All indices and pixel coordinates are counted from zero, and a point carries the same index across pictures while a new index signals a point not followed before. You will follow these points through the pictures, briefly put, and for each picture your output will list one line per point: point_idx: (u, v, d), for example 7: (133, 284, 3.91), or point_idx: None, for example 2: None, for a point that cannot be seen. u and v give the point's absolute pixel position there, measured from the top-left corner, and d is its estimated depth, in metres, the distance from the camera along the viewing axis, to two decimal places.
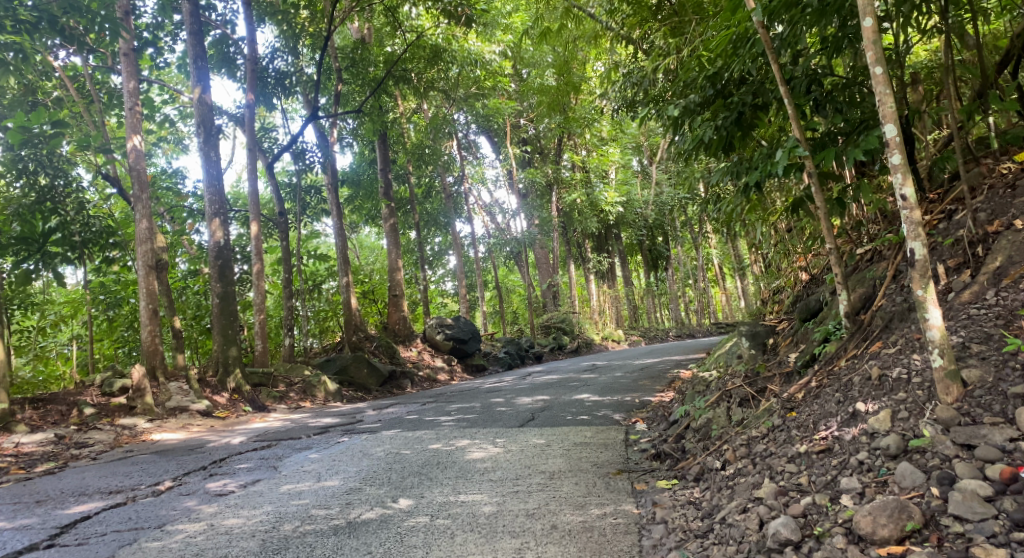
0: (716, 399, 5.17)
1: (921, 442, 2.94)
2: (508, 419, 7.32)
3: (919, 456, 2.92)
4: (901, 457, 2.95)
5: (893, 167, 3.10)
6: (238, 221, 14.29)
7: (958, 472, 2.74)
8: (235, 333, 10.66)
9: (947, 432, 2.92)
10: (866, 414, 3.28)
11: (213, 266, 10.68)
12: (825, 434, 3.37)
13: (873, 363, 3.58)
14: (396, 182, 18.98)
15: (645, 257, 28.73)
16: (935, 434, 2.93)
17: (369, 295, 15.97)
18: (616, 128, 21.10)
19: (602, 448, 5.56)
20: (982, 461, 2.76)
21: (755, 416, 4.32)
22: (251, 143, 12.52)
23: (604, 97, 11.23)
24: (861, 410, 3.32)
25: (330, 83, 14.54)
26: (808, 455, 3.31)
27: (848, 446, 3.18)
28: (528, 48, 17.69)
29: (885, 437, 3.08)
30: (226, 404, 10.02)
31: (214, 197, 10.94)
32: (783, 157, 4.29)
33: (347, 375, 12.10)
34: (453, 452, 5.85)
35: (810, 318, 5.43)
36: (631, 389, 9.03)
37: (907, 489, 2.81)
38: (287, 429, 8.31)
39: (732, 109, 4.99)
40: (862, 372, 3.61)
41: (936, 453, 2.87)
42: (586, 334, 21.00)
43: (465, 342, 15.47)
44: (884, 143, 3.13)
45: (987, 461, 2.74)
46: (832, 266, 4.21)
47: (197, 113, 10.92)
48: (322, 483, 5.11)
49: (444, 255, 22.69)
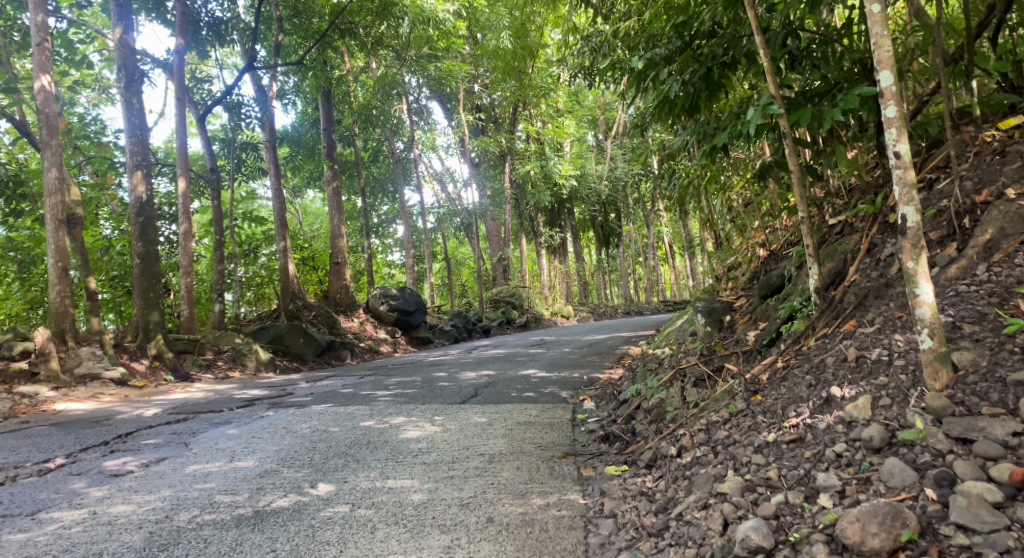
0: (670, 378, 4.87)
1: (910, 435, 2.62)
2: (450, 395, 6.87)
3: (907, 450, 2.60)
4: (886, 452, 2.63)
5: (887, 120, 2.78)
6: (167, 177, 13.30)
7: (959, 472, 2.42)
8: (158, 296, 9.91)
9: (940, 424, 2.61)
10: (843, 399, 2.95)
11: (134, 224, 9.82)
12: (795, 421, 3.03)
13: (848, 343, 3.27)
14: (341, 144, 18.10)
15: (597, 233, 28.50)
16: (927, 426, 2.62)
17: (309, 262, 15.21)
18: (572, 100, 20.63)
19: (548, 429, 5.17)
20: (983, 458, 2.44)
21: (714, 398, 3.97)
22: (181, 93, 11.49)
23: (560, 63, 10.71)
24: (836, 396, 3.00)
25: (270, 34, 13.59)
26: (777, 445, 2.98)
27: (822, 436, 2.86)
28: (484, 9, 16.92)
29: (866, 427, 2.76)
30: (145, 372, 9.27)
31: (136, 148, 9.99)
32: (755, 115, 3.89)
33: (281, 345, 11.41)
34: (387, 430, 5.36)
35: (771, 294, 5.13)
36: (579, 365, 8.68)
37: (896, 490, 2.49)
38: (208, 401, 7.66)
39: (701, 63, 4.57)
40: (836, 352, 3.29)
41: (927, 447, 2.56)
42: (535, 310, 20.68)
43: (410, 314, 14.91)
44: (879, 92, 2.80)
45: (989, 459, 2.43)
46: (804, 237, 3.86)
47: (119, 55, 9.90)
48: (234, 463, 4.58)
49: (391, 224, 21.96)
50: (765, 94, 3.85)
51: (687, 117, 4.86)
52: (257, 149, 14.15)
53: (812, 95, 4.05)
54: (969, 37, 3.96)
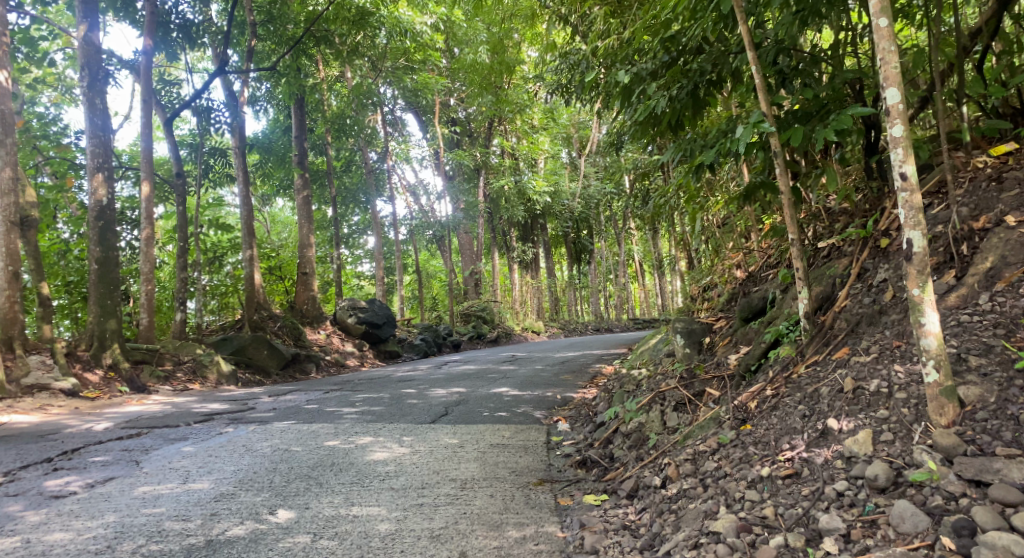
0: (649, 401, 4.72)
1: (920, 475, 2.54)
2: (420, 413, 6.63)
3: (916, 491, 2.52)
4: (894, 493, 2.55)
5: (894, 140, 2.75)
6: (129, 181, 12.82)
7: (980, 519, 2.33)
8: (115, 304, 9.49)
9: (951, 464, 2.54)
10: (842, 432, 2.88)
11: (92, 228, 9.38)
12: (790, 455, 2.94)
13: (844, 373, 3.18)
14: (312, 152, 17.74)
15: (569, 249, 28.44)
16: (937, 466, 2.54)
17: (275, 271, 14.79)
18: (548, 116, 20.60)
19: (522, 452, 4.96)
20: (1001, 503, 2.36)
21: (697, 425, 3.83)
22: (148, 94, 11.08)
23: (538, 78, 10.59)
24: (834, 428, 2.92)
25: (243, 39, 13.27)
26: (771, 480, 2.88)
27: (821, 472, 2.78)
28: (463, 23, 16.78)
29: (868, 464, 2.68)
30: (98, 383, 8.82)
31: (97, 149, 9.57)
32: (745, 132, 3.75)
33: (244, 356, 11.00)
34: (352, 451, 5.09)
35: (752, 317, 5.02)
36: (552, 384, 8.48)
37: (910, 537, 2.40)
38: (164, 415, 7.28)
39: (689, 78, 4.44)
40: (831, 382, 3.19)
41: (938, 489, 2.48)
42: (506, 325, 20.47)
43: (379, 327, 14.57)
44: (885, 110, 2.77)
45: (1007, 504, 2.34)
46: (794, 260, 3.73)
47: (82, 52, 9.48)
48: (188, 485, 4.25)
49: (362, 235, 21.58)
50: (755, 112, 3.73)
51: (672, 134, 4.72)
52: (225, 154, 13.74)
53: (802, 114, 3.95)
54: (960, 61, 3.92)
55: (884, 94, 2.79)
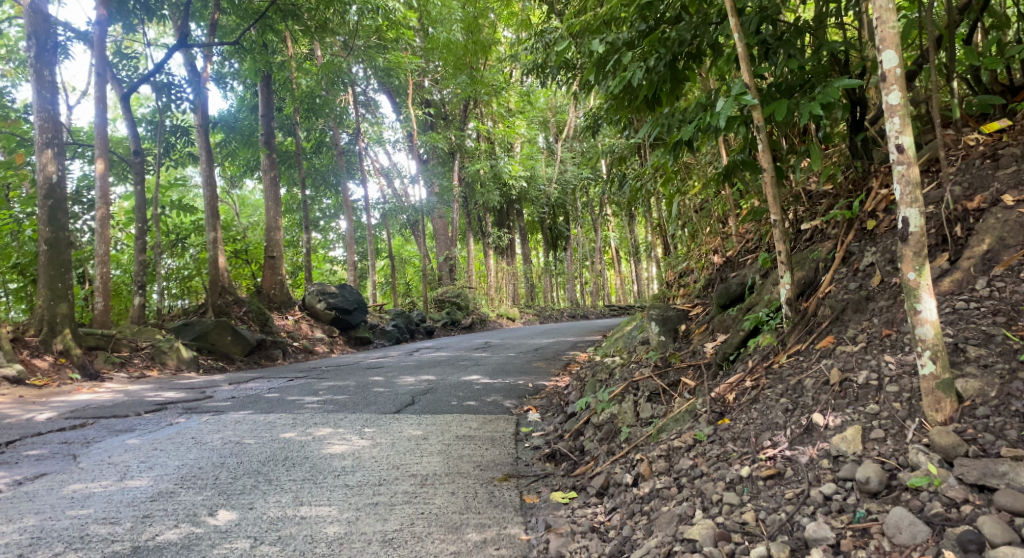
0: (622, 391, 4.51)
1: (918, 480, 2.34)
2: (385, 402, 6.35)
3: (912, 497, 2.32)
4: (887, 498, 2.35)
5: (890, 107, 2.60)
6: (83, 158, 12.20)
7: (986, 531, 2.13)
8: (67, 287, 9.02)
9: (951, 466, 2.35)
10: (827, 428, 2.69)
11: (41, 207, 8.86)
12: (771, 453, 2.73)
13: (829, 362, 2.98)
14: (281, 132, 17.16)
15: (546, 236, 28.18)
16: (936, 469, 2.35)
17: (241, 254, 14.28)
18: (524, 99, 20.27)
19: (490, 444, 4.73)
20: (1008, 512, 2.16)
21: (673, 418, 3.61)
22: (103, 68, 10.48)
23: (513, 58, 10.25)
24: (819, 424, 2.72)
25: (205, 13, 12.66)
26: (752, 481, 2.66)
27: (805, 472, 2.57)
28: (436, 2, 16.30)
29: (858, 465, 2.49)
30: (47, 370, 8.38)
31: (46, 123, 9.00)
32: (726, 104, 3.50)
33: (206, 342, 10.56)
34: (309, 444, 4.79)
35: (729, 303, 4.80)
36: (525, 372, 8.25)
37: (906, 549, 2.20)
38: (114, 403, 6.90)
39: (668, 48, 4.16)
40: (815, 373, 2.99)
41: (939, 496, 2.28)
42: (480, 311, 20.20)
43: (349, 313, 14.18)
44: (882, 76, 2.62)
45: (1015, 513, 2.15)
46: (776, 243, 3.50)
47: (29, 20, 8.90)
48: (124, 483, 3.93)
49: (334, 219, 21.13)
50: (738, 83, 3.49)
51: (649, 110, 4.46)
52: (188, 133, 13.16)
53: (786, 88, 3.72)
54: (952, 36, 3.70)
55: (881, 57, 2.65)
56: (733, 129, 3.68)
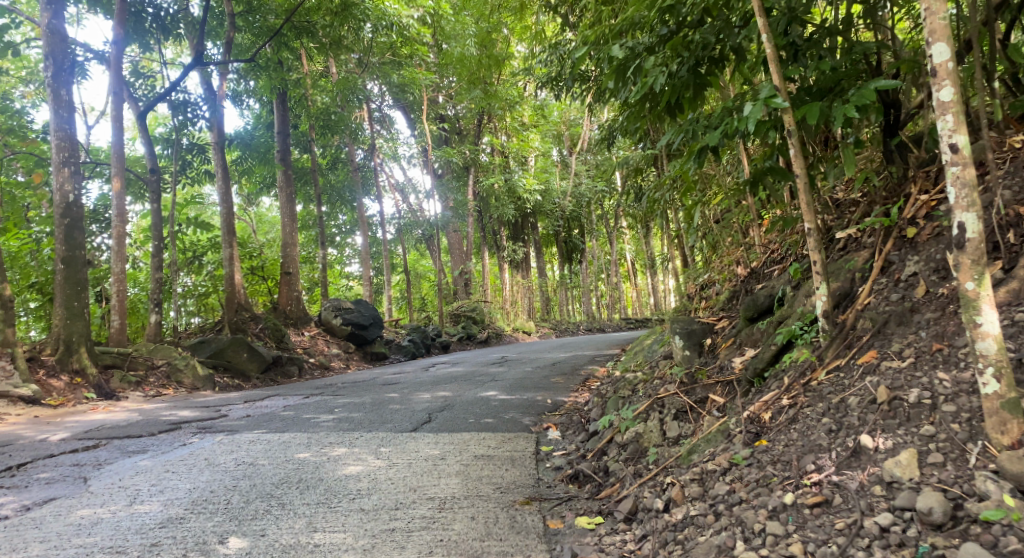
0: (647, 408, 4.37)
1: (990, 513, 2.18)
2: (400, 420, 6.19)
3: (983, 531, 2.17)
4: (954, 531, 2.19)
5: (943, 105, 2.49)
6: (100, 177, 12.22)
7: None
8: (83, 306, 8.97)
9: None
10: (878, 451, 2.54)
11: (59, 226, 8.84)
12: (817, 478, 2.57)
13: (876, 380, 2.80)
14: (297, 149, 17.18)
15: (561, 249, 28.02)
16: (1007, 498, 2.19)
17: (257, 271, 14.20)
18: (538, 112, 20.20)
19: (509, 465, 4.54)
20: None
21: (706, 438, 3.43)
22: (119, 86, 10.49)
23: (528, 70, 10.14)
24: (871, 447, 2.56)
25: (220, 31, 12.70)
26: (797, 509, 2.50)
27: (857, 500, 2.42)
28: (450, 17, 16.30)
29: (917, 493, 2.33)
30: (62, 389, 8.31)
31: (62, 142, 9.02)
32: (756, 108, 3.36)
33: (222, 360, 10.46)
34: (323, 465, 4.65)
35: (757, 316, 4.60)
36: (543, 387, 8.06)
37: None
38: (128, 423, 6.79)
39: (690, 53, 4.02)
40: (861, 391, 2.81)
41: (1012, 530, 2.13)
42: (496, 325, 20.03)
43: (365, 328, 14.05)
44: (933, 70, 2.51)
45: None
46: (811, 253, 3.35)
47: (47, 41, 8.94)
48: (134, 508, 3.81)
49: (350, 234, 21.18)
50: (767, 86, 3.35)
51: (672, 117, 4.32)
52: (205, 151, 13.16)
53: (819, 89, 3.57)
54: (991, 33, 3.54)
55: (931, 51, 2.55)
56: (763, 133, 3.53)
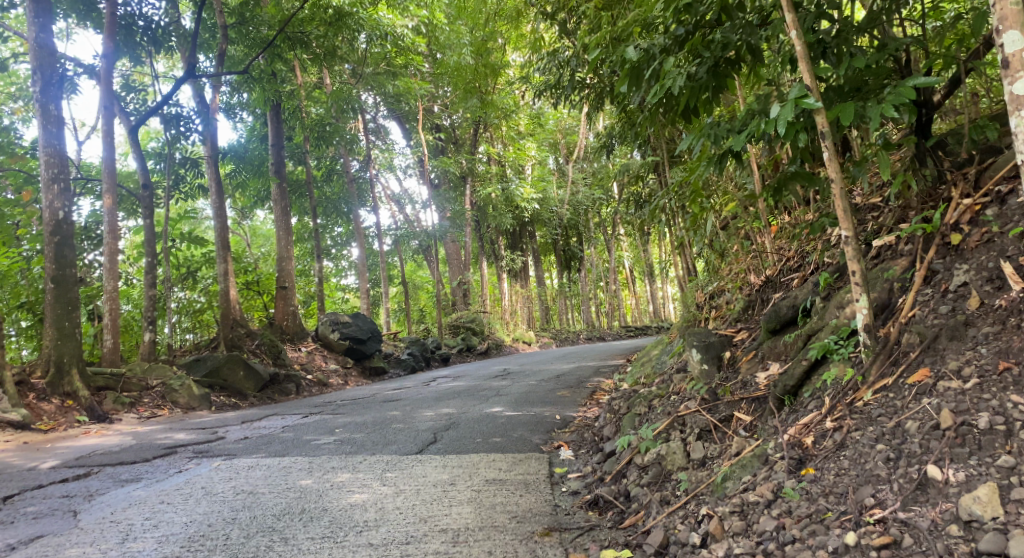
0: (667, 427, 4.14)
1: None
2: (404, 440, 5.96)
3: None
4: None
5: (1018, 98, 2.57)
6: (90, 192, 11.92)
7: None
8: (74, 326, 8.69)
9: None
10: (949, 484, 2.50)
11: (48, 244, 8.57)
12: (880, 515, 2.55)
13: (936, 403, 2.76)
14: (291, 161, 16.92)
15: (558, 258, 27.79)
16: None
17: (252, 286, 13.96)
18: (534, 121, 20.02)
19: (523, 490, 4.29)
20: None
21: (739, 465, 3.26)
22: (109, 99, 10.24)
23: (525, 76, 9.91)
24: (945, 479, 2.51)
25: (212, 43, 12.45)
26: (864, 549, 2.48)
27: (932, 541, 2.39)
28: (445, 26, 16.09)
29: (1004, 535, 2.29)
30: (54, 412, 8.03)
31: (51, 159, 8.76)
32: (784, 109, 3.20)
33: (219, 378, 10.18)
34: (328, 493, 4.40)
35: (779, 328, 4.39)
36: (550, 401, 7.87)
37: None
38: (122, 447, 6.54)
39: (709, 54, 3.81)
40: (921, 416, 2.77)
41: None
42: (495, 336, 19.81)
43: (364, 342, 13.82)
44: (1006, 61, 2.61)
45: None
46: (850, 262, 3.21)
47: (34, 55, 8.69)
48: (127, 547, 3.56)
49: (345, 247, 20.92)
50: (796, 85, 3.19)
51: (688, 121, 4.13)
52: (198, 165, 12.90)
53: (850, 88, 3.40)
54: None
55: (1002, 39, 2.62)
56: (792, 136, 3.36)
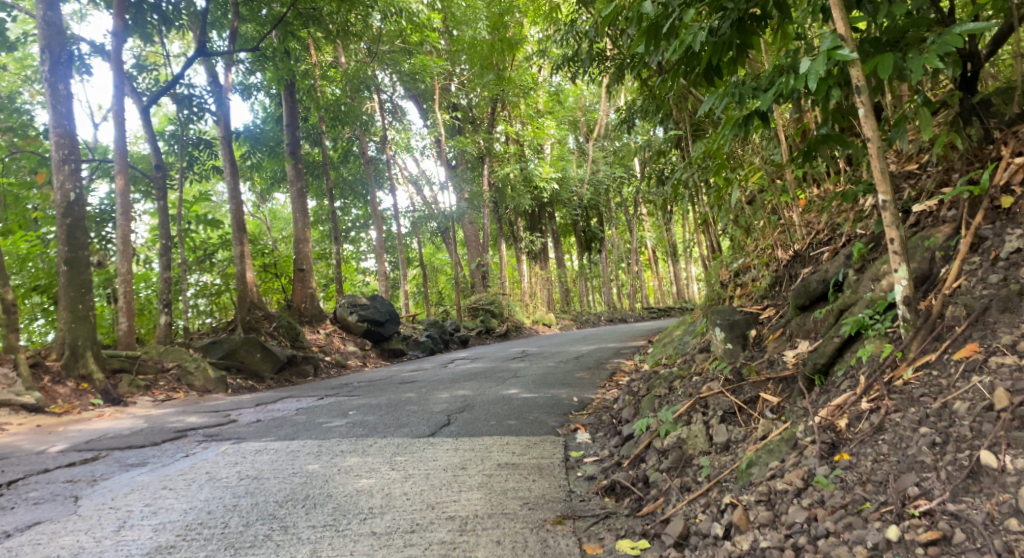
0: (688, 409, 3.92)
1: None
2: (418, 422, 5.81)
3: None
4: None
5: None
6: (104, 176, 11.85)
7: None
8: (88, 309, 8.64)
9: None
10: (1006, 473, 2.25)
11: (60, 226, 8.50)
12: (926, 508, 2.31)
13: (990, 383, 2.51)
14: (307, 143, 16.76)
15: (579, 238, 27.43)
16: None
17: (269, 269, 13.71)
18: (553, 99, 19.60)
19: (538, 474, 4.11)
20: None
21: (767, 451, 3.03)
22: (120, 78, 10.11)
23: (543, 50, 9.58)
24: (1003, 468, 2.26)
25: (224, 22, 12.24)
26: (908, 546, 2.25)
27: (987, 538, 2.15)
28: (461, 3, 15.72)
29: None
30: (68, 396, 7.99)
31: (62, 140, 8.67)
32: (816, 63, 2.91)
33: (235, 361, 10.13)
34: (335, 478, 4.25)
35: (808, 304, 4.12)
36: (568, 383, 7.68)
37: None
38: (133, 430, 6.46)
39: (733, 6, 3.52)
40: (973, 397, 2.52)
41: None
42: (514, 318, 19.63)
43: (382, 324, 13.71)
44: None
45: None
46: (888, 230, 2.94)
47: (43, 33, 8.56)
48: (121, 536, 3.43)
49: (364, 229, 20.80)
50: (829, 37, 2.91)
51: (711, 82, 3.85)
52: (212, 147, 12.79)
53: (887, 40, 3.11)
54: None
55: None
56: (825, 92, 3.08)
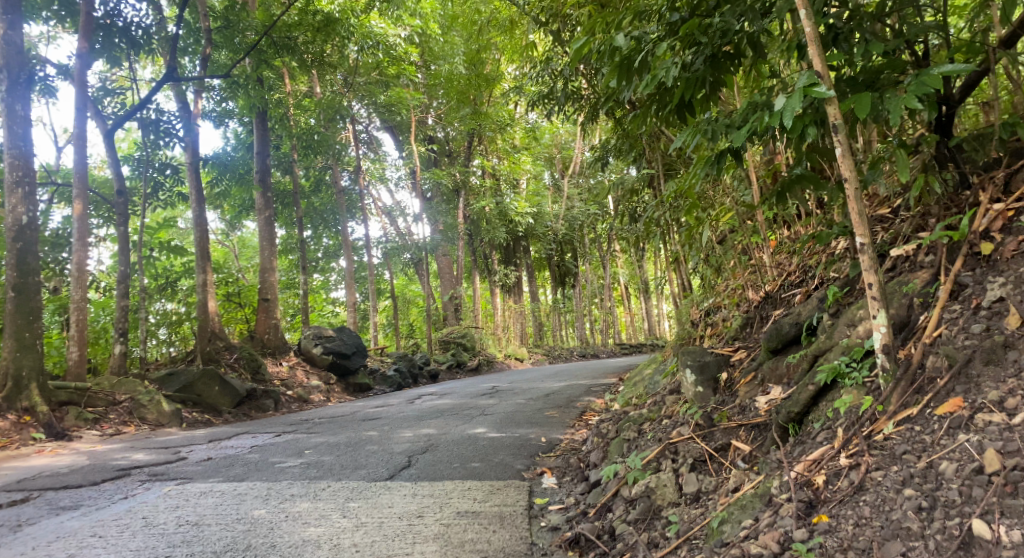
0: (657, 455, 3.73)
1: None
2: (376, 463, 5.54)
3: None
4: None
5: None
6: (62, 200, 11.47)
7: None
8: (35, 338, 8.21)
9: None
10: (1002, 547, 2.12)
11: (9, 251, 8.11)
12: None
13: (982, 444, 2.38)
14: (279, 171, 16.50)
15: (553, 273, 27.35)
16: None
17: (233, 298, 13.32)
18: (529, 135, 19.68)
19: (500, 523, 3.87)
20: None
21: (741, 507, 2.85)
22: (82, 100, 9.79)
23: (518, 85, 9.53)
24: (1000, 542, 2.13)
25: (196, 48, 12.03)
26: None
27: None
28: (439, 38, 15.75)
29: None
30: (7, 429, 7.52)
31: (16, 161, 8.33)
32: (791, 100, 2.82)
33: (192, 394, 9.71)
34: (281, 525, 3.96)
35: (780, 347, 3.97)
36: (536, 422, 7.44)
37: None
38: (72, 468, 6.05)
39: (706, 42, 3.45)
40: (963, 459, 2.38)
41: None
42: (486, 352, 19.33)
43: (348, 357, 13.36)
44: None
45: None
46: (865, 274, 2.83)
47: (2, 53, 8.29)
48: None
49: (333, 259, 20.41)
50: (805, 73, 2.82)
51: (682, 119, 3.74)
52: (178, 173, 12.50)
53: (863, 80, 3.04)
54: None
55: None
56: (799, 130, 2.98)
